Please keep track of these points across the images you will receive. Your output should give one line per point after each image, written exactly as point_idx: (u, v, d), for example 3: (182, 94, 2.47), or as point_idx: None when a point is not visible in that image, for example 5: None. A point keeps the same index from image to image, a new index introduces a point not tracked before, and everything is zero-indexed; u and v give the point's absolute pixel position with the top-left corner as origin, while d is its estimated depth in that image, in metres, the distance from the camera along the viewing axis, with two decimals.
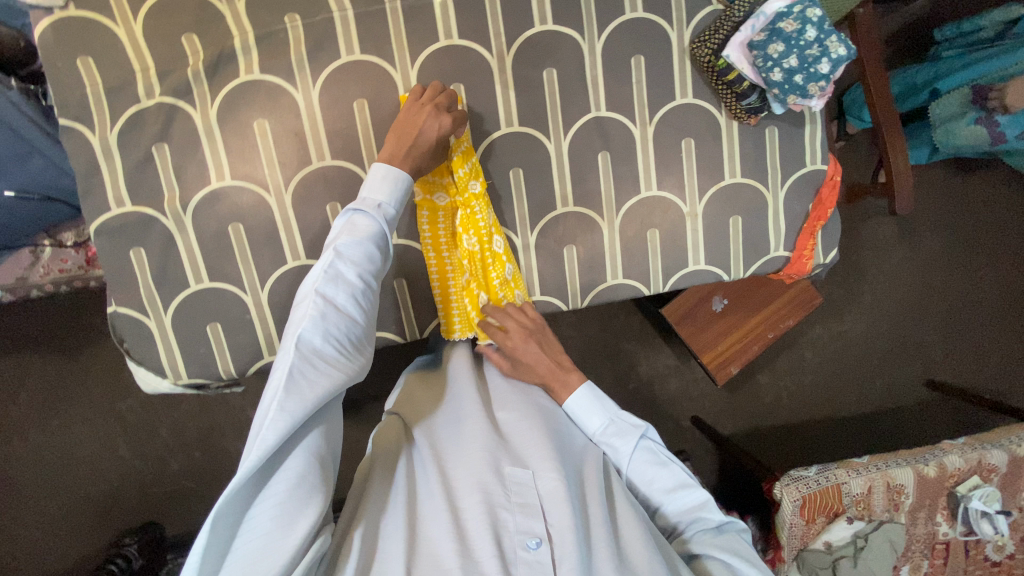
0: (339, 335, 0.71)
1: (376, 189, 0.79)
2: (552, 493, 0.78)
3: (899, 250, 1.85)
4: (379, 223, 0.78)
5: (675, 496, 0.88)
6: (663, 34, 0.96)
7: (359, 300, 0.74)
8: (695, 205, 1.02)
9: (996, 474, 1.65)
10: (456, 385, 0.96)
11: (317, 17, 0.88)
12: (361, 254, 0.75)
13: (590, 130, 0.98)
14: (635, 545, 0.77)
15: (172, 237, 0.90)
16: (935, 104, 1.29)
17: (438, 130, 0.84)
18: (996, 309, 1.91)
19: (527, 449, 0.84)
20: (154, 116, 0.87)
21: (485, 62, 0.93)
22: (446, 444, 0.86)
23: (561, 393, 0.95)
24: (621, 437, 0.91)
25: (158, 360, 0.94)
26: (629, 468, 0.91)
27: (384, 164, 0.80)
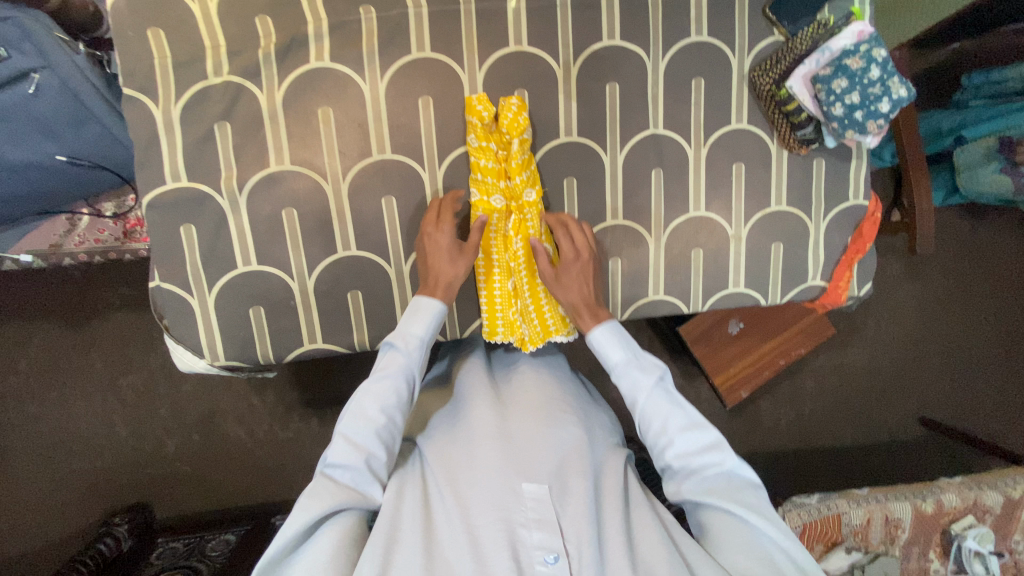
0: (357, 466, 0.77)
1: (407, 326, 0.85)
2: (569, 512, 0.78)
3: (908, 288, 1.89)
4: (407, 358, 0.84)
5: (689, 440, 0.83)
6: (725, 58, 0.98)
7: (379, 435, 0.79)
8: (740, 229, 1.04)
9: (990, 515, 1.68)
10: (467, 393, 0.93)
11: (392, 11, 0.89)
12: (386, 390, 0.81)
13: (645, 146, 0.99)
14: (655, 554, 0.76)
15: (225, 216, 0.90)
16: (960, 151, 1.34)
17: (448, 243, 0.89)
18: (998, 354, 1.95)
19: (544, 461, 0.82)
20: (220, 94, 0.87)
21: (551, 71, 0.94)
22: (459, 453, 0.84)
23: (589, 322, 0.91)
24: (643, 371, 0.87)
25: (196, 338, 0.93)
26: (643, 412, 0.86)
27: (419, 298, 0.87)
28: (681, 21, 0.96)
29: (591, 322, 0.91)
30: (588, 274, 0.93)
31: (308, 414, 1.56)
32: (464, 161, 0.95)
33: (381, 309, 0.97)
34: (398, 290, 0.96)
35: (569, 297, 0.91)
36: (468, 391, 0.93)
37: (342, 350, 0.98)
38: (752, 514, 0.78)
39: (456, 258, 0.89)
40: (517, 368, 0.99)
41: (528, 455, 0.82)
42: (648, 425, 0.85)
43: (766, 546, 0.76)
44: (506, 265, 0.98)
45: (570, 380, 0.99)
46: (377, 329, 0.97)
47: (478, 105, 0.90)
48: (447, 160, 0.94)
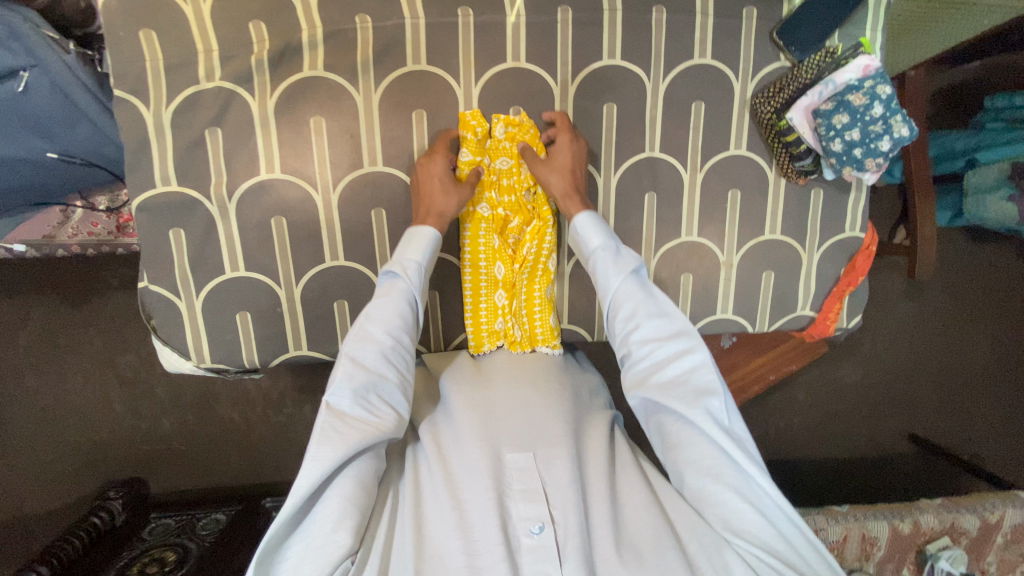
0: (366, 391, 0.72)
1: (403, 252, 0.84)
2: (555, 480, 0.74)
3: (905, 306, 1.88)
4: (408, 283, 0.82)
5: (653, 329, 0.80)
6: (727, 82, 0.96)
7: (387, 356, 0.75)
8: (732, 256, 1.03)
9: (966, 538, 1.70)
10: (449, 374, 0.92)
11: (389, 21, 0.87)
12: (389, 312, 0.79)
13: (641, 169, 0.98)
14: (642, 523, 0.72)
15: (213, 222, 0.90)
16: (973, 174, 1.31)
17: (442, 173, 0.88)
18: (992, 378, 1.94)
19: (529, 433, 0.79)
20: (212, 99, 0.86)
21: (548, 89, 0.93)
22: (448, 433, 0.81)
23: (575, 206, 0.90)
24: (616, 262, 0.86)
25: (183, 341, 0.94)
26: (613, 302, 0.84)
27: (417, 225, 0.86)
28: (683, 42, 0.94)
29: (573, 209, 0.90)
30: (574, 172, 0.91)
31: (300, 402, 1.58)
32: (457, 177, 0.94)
33: None
34: None
35: (552, 184, 0.90)
36: (450, 380, 0.90)
37: (328, 357, 0.99)
38: (713, 418, 0.73)
39: (456, 192, 0.89)
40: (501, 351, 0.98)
41: (514, 431, 0.79)
42: (615, 310, 0.84)
43: (727, 457, 0.71)
44: (496, 279, 0.99)
45: (560, 362, 0.96)
46: None
47: (472, 120, 0.91)
48: None
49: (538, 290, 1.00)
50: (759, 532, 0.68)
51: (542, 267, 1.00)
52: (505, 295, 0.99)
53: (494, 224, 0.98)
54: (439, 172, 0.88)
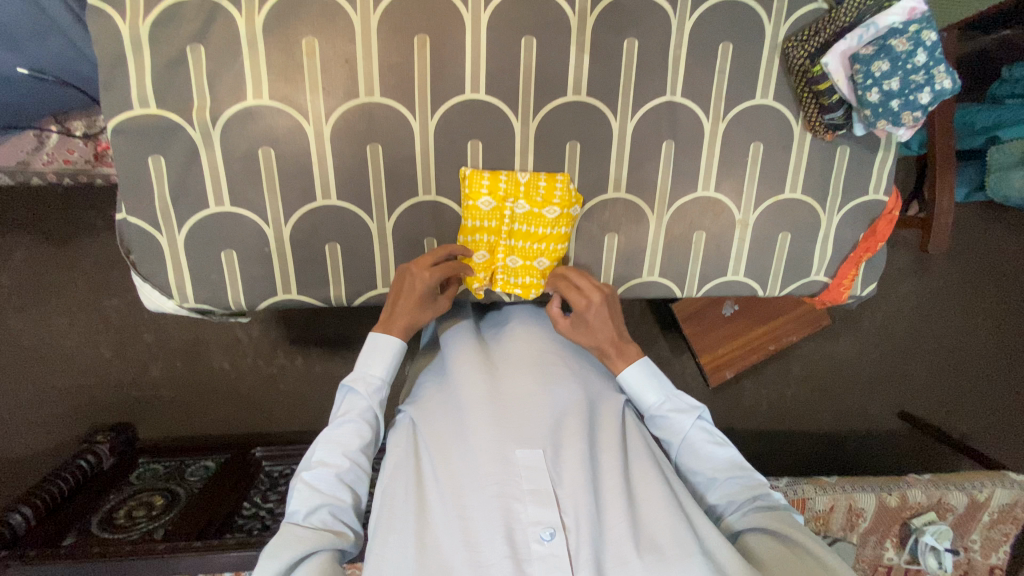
0: (318, 508, 0.73)
1: (365, 367, 0.82)
2: (566, 481, 0.72)
3: (910, 282, 1.85)
4: (368, 401, 0.81)
5: (728, 480, 0.81)
6: (758, 22, 0.89)
7: (344, 477, 0.75)
8: (748, 214, 0.98)
9: (951, 513, 1.73)
10: (452, 353, 0.87)
11: None
12: (345, 436, 0.77)
13: (659, 114, 0.91)
14: (660, 520, 0.70)
15: (196, 150, 0.83)
16: (994, 151, 1.23)
17: (425, 289, 0.84)
18: (991, 359, 1.93)
19: (535, 428, 0.75)
20: (194, 11, 0.78)
21: (565, 19, 0.85)
22: (449, 427, 0.78)
23: (617, 362, 0.87)
24: (678, 414, 0.84)
25: (165, 278, 0.89)
26: (680, 448, 0.85)
27: (376, 334, 0.83)
28: None
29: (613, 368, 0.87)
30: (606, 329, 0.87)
31: (293, 353, 1.53)
32: (462, 112, 0.87)
33: (360, 265, 0.92)
34: (380, 248, 0.91)
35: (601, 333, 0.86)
36: (453, 359, 0.85)
37: (318, 304, 0.94)
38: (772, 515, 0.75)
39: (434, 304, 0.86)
40: (508, 325, 0.93)
41: (520, 426, 0.75)
42: (690, 467, 0.84)
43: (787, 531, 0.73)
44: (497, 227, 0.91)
45: (567, 340, 0.91)
46: (356, 286, 0.93)
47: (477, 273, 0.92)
48: (440, 110, 0.86)
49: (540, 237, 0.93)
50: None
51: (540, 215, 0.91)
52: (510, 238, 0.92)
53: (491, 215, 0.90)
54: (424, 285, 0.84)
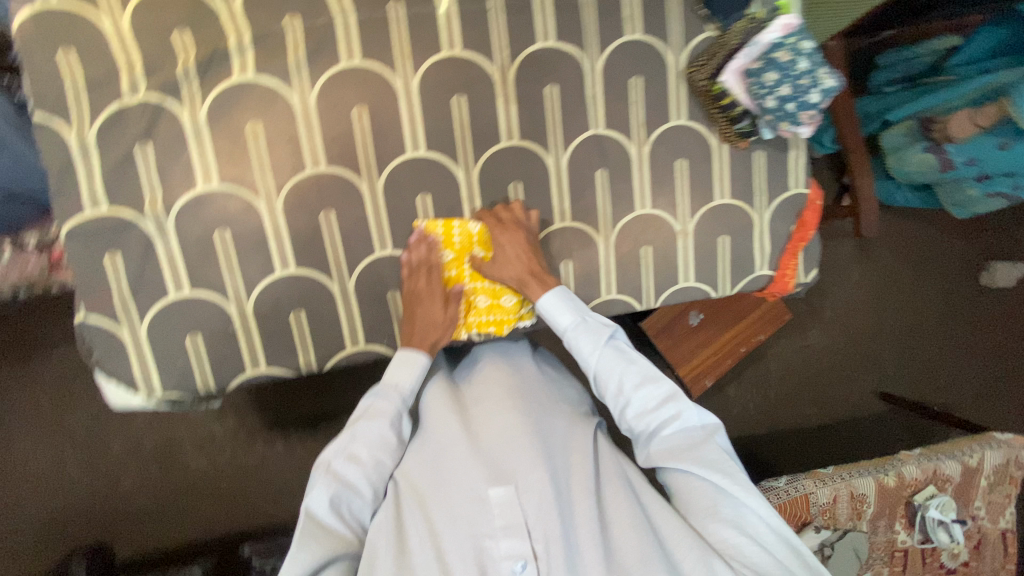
0: (339, 503, 0.78)
1: (396, 374, 0.87)
2: (535, 512, 0.77)
3: (859, 268, 1.96)
4: (396, 404, 0.86)
5: (645, 406, 0.86)
6: (660, 56, 0.99)
7: (369, 477, 0.81)
8: (686, 223, 1.05)
9: (950, 484, 1.77)
10: (431, 398, 0.92)
11: (318, 21, 0.85)
12: (376, 438, 0.84)
13: (588, 147, 0.99)
14: (628, 541, 0.76)
15: (152, 241, 0.85)
16: (885, 135, 1.34)
17: (440, 308, 0.91)
18: (949, 329, 2.03)
19: (509, 464, 0.81)
20: (137, 114, 0.83)
21: (488, 76, 0.93)
22: (430, 469, 0.84)
23: (537, 291, 0.93)
24: (590, 334, 0.90)
25: (131, 373, 0.89)
26: (590, 368, 0.90)
27: (407, 349, 0.89)
28: (616, 21, 0.97)
29: (541, 286, 0.93)
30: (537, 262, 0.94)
31: (273, 438, 1.49)
32: (407, 169, 0.92)
33: (327, 328, 0.93)
34: (344, 308, 0.93)
35: (514, 268, 0.93)
36: (430, 403, 0.91)
37: (289, 373, 0.94)
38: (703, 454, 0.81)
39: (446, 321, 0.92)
40: (480, 363, 0.97)
41: (494, 463, 0.81)
42: (603, 384, 0.89)
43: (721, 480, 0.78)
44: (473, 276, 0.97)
45: (539, 372, 0.95)
46: (325, 349, 0.93)
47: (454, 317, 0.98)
48: (386, 171, 0.91)
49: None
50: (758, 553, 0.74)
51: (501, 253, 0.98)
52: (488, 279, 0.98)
53: (457, 264, 0.96)
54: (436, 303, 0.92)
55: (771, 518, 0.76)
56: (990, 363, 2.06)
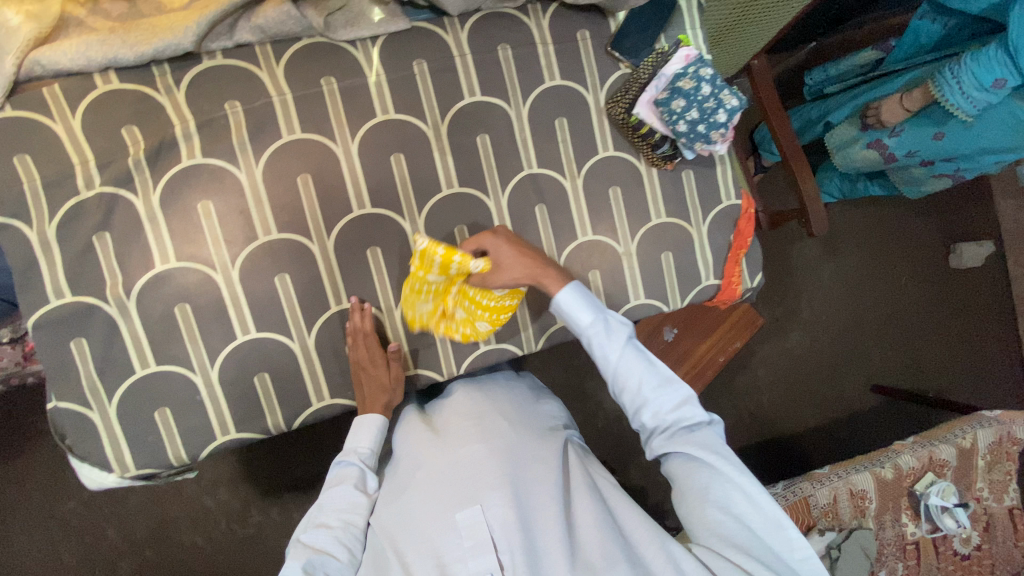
0: (314, 567, 0.84)
1: (353, 441, 0.99)
2: (498, 528, 0.83)
3: (826, 266, 2.01)
4: (359, 468, 0.97)
5: (662, 403, 0.91)
6: (582, 96, 1.07)
7: (341, 538, 0.89)
8: (629, 245, 1.10)
9: (948, 468, 1.76)
10: (407, 434, 0.99)
11: (257, 102, 0.93)
12: (343, 501, 0.93)
13: (525, 186, 1.05)
14: (592, 543, 0.84)
15: (115, 323, 0.90)
16: (830, 135, 1.36)
17: (385, 372, 0.97)
18: (925, 314, 2.07)
19: (473, 485, 0.87)
20: (94, 206, 0.88)
21: (423, 133, 1.00)
22: (412, 497, 0.90)
23: (555, 286, 0.93)
24: (612, 334, 0.93)
25: (104, 454, 0.91)
26: (611, 363, 0.93)
27: (360, 415, 0.99)
28: (536, 70, 1.05)
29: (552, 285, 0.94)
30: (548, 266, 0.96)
31: (267, 504, 1.48)
32: (355, 227, 0.97)
33: (290, 387, 0.96)
34: (307, 366, 0.96)
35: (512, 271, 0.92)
36: (407, 438, 0.99)
37: (258, 436, 0.96)
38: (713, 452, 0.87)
39: (392, 383, 0.97)
40: (453, 394, 1.05)
41: (463, 486, 0.87)
42: (622, 383, 0.92)
43: (726, 478, 0.85)
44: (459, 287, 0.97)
45: (517, 398, 1.05)
46: (291, 408, 0.96)
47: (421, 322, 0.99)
48: (335, 231, 0.97)
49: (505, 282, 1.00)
50: (753, 543, 0.81)
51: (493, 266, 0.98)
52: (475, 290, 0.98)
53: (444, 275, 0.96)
54: (379, 368, 0.96)
55: (775, 510, 0.84)
56: (971, 344, 2.09)
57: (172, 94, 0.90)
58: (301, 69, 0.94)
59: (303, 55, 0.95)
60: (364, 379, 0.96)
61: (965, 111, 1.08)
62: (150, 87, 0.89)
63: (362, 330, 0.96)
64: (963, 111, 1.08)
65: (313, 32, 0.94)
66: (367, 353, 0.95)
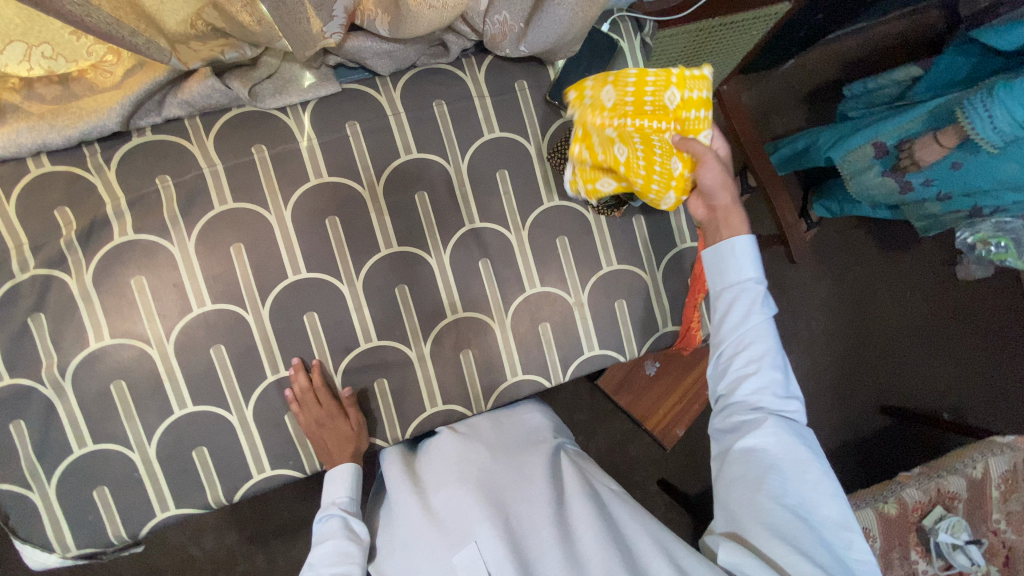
0: None
1: (330, 493, 0.96)
2: (493, 559, 0.75)
3: (825, 283, 1.90)
4: (342, 517, 0.93)
5: (775, 387, 0.83)
6: (522, 147, 1.05)
7: None
8: (580, 295, 1.06)
9: (958, 501, 1.56)
10: (391, 478, 0.96)
11: (188, 175, 0.93)
12: (336, 553, 0.87)
13: (467, 241, 1.03)
14: (595, 552, 0.74)
15: (52, 404, 0.90)
16: (842, 161, 1.27)
17: (345, 425, 0.96)
18: (936, 329, 1.93)
19: (463, 520, 0.80)
20: (29, 288, 0.89)
21: (358, 194, 0.99)
22: (416, 540, 0.84)
23: (739, 224, 0.87)
24: (758, 303, 0.85)
25: (45, 534, 0.91)
26: (738, 324, 0.86)
27: (332, 468, 0.97)
28: (473, 125, 1.03)
29: (730, 230, 0.88)
30: (729, 195, 0.88)
31: (252, 554, 1.46)
32: (290, 293, 0.96)
33: (228, 458, 0.95)
34: (245, 438, 0.95)
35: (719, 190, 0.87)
36: (392, 480, 0.95)
37: (198, 510, 0.95)
38: (807, 448, 0.79)
39: (356, 434, 0.97)
40: (435, 439, 1.01)
41: (457, 521, 0.81)
42: (744, 347, 0.84)
43: (810, 480, 0.77)
44: (610, 134, 0.87)
45: (496, 424, 1.02)
46: (231, 481, 0.95)
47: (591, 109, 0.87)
48: (269, 299, 0.96)
49: (661, 164, 0.87)
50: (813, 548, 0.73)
51: (663, 142, 0.86)
52: (623, 146, 0.87)
53: (610, 113, 0.86)
54: (337, 425, 0.96)
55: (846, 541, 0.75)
56: (982, 363, 1.94)
57: (103, 173, 0.91)
58: (232, 140, 0.95)
59: (233, 125, 0.95)
60: (325, 436, 0.96)
61: (990, 142, 1.02)
62: (81, 167, 0.91)
63: (309, 391, 0.95)
64: (991, 142, 1.02)
65: (241, 102, 0.93)
66: (321, 412, 0.94)
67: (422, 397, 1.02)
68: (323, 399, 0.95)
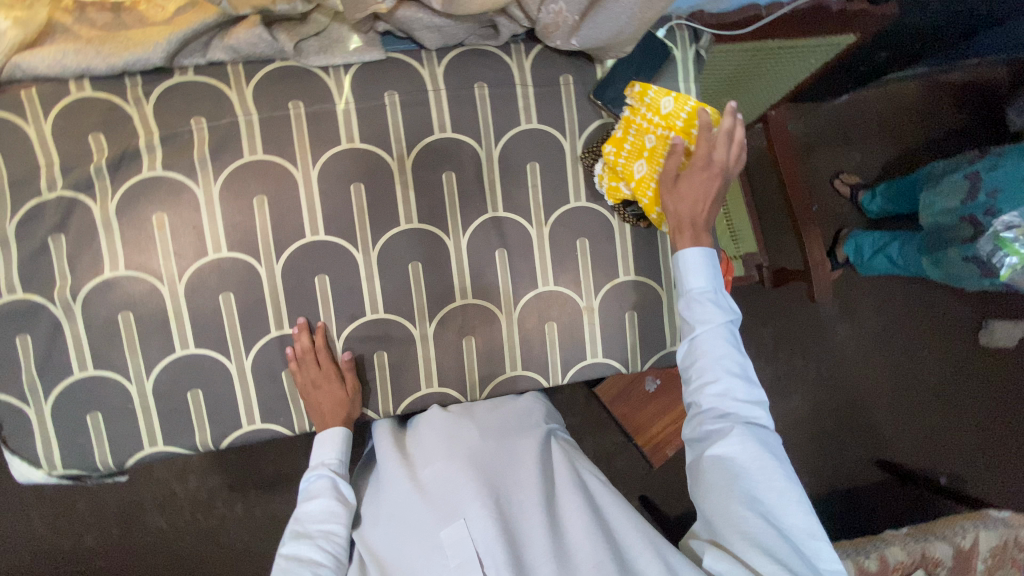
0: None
1: (318, 453, 0.95)
2: (483, 538, 0.77)
3: (842, 326, 1.86)
4: (330, 477, 0.93)
5: (736, 390, 0.82)
6: (557, 142, 1.04)
7: (324, 545, 0.85)
8: (591, 299, 1.05)
9: (942, 568, 1.51)
10: (381, 446, 0.96)
11: (223, 120, 0.93)
12: (323, 514, 0.89)
13: (487, 229, 1.02)
14: (584, 548, 0.76)
15: (60, 324, 0.91)
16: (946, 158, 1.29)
17: (339, 390, 0.96)
18: (949, 391, 1.87)
19: (454, 498, 0.82)
20: (54, 209, 0.90)
21: (385, 164, 0.98)
22: (405, 511, 0.85)
23: (686, 241, 0.90)
24: (714, 311, 0.86)
25: (36, 449, 0.93)
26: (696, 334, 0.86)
27: (320, 431, 0.96)
28: (511, 113, 1.02)
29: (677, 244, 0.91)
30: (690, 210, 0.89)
31: (232, 500, 1.48)
32: (305, 253, 0.96)
33: (220, 405, 0.96)
34: (240, 388, 0.96)
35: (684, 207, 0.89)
36: (382, 447, 0.95)
37: (185, 450, 0.96)
38: (770, 451, 0.78)
39: (348, 400, 0.97)
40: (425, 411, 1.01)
41: (446, 499, 0.83)
42: (702, 354, 0.85)
43: (777, 486, 0.76)
44: (642, 147, 0.95)
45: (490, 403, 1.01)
46: (220, 428, 0.96)
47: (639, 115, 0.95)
48: (284, 256, 0.96)
49: None
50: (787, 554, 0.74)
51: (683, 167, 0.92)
52: (646, 163, 0.95)
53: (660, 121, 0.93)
54: (332, 389, 0.96)
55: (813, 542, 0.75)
56: (990, 431, 1.88)
57: (141, 105, 0.92)
58: (270, 92, 0.94)
59: (273, 77, 0.95)
60: (319, 398, 0.96)
61: None
62: (119, 97, 0.91)
63: (308, 351, 0.96)
64: None
65: (285, 55, 0.93)
66: (317, 373, 0.95)
67: (418, 376, 1.02)
68: (322, 361, 0.96)
